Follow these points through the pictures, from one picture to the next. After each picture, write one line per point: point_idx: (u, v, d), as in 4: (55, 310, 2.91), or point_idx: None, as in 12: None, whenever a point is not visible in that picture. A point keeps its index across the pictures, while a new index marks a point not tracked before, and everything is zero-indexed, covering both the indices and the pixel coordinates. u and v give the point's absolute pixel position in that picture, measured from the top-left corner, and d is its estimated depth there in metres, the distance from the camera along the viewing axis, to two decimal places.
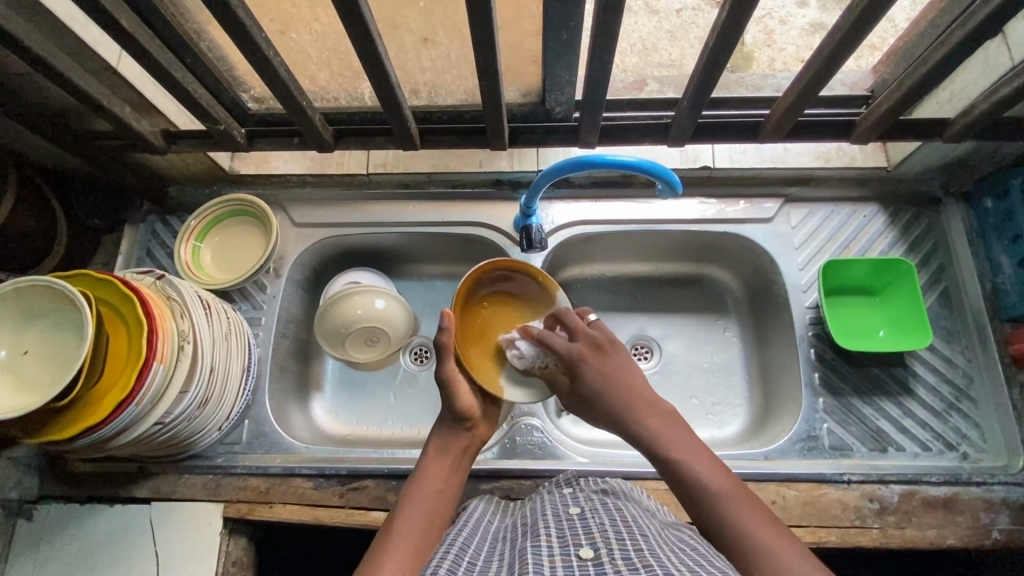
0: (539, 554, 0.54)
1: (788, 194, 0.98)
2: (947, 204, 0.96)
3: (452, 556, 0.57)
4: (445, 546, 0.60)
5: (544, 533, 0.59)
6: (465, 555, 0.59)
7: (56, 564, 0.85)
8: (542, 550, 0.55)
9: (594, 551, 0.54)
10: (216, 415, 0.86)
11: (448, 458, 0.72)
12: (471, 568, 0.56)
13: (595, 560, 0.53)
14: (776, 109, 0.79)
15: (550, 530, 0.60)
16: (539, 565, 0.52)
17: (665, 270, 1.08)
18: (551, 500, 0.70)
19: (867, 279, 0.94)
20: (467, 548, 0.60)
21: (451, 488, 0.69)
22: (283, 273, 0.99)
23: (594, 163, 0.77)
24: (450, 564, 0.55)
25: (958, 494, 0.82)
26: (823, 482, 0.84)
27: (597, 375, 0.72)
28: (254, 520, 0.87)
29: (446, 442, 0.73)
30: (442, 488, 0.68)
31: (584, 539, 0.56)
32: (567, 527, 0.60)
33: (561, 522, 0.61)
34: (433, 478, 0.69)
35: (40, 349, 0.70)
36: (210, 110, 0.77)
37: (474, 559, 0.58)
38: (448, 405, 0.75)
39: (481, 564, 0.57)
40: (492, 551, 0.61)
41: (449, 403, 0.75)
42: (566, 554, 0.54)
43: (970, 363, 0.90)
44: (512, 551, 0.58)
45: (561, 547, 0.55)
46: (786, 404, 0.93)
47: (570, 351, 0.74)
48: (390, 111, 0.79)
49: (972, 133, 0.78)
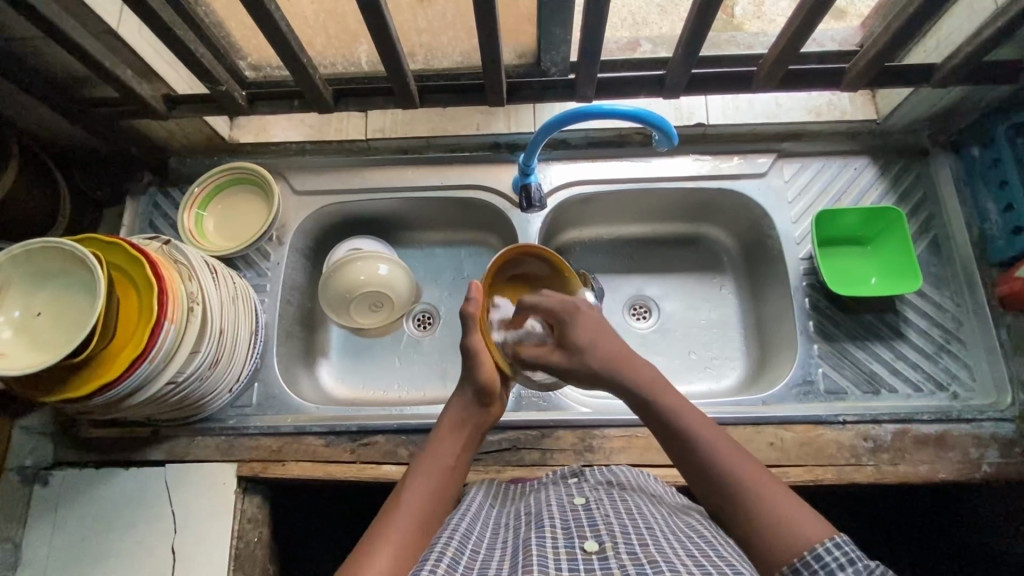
0: (544, 545, 0.55)
1: (780, 149, 1.00)
2: (934, 154, 0.99)
3: (456, 542, 0.58)
4: (447, 531, 0.60)
5: (548, 524, 0.59)
6: (469, 542, 0.59)
7: (76, 525, 0.87)
8: (546, 542, 0.56)
9: (599, 544, 0.55)
10: (227, 376, 0.87)
11: (461, 437, 0.73)
12: (475, 557, 0.57)
13: (600, 553, 0.54)
14: (767, 58, 0.81)
15: (555, 520, 0.60)
16: (542, 557, 0.53)
17: (661, 230, 1.10)
18: (556, 490, 0.70)
19: (858, 229, 0.97)
20: (471, 534, 0.61)
21: (461, 466, 0.71)
22: (285, 240, 1.01)
23: (589, 114, 0.79)
24: (455, 551, 0.56)
25: (949, 431, 0.85)
26: (819, 423, 0.87)
27: (585, 327, 0.78)
28: (268, 479, 0.89)
29: (464, 419, 0.75)
30: (453, 465, 0.70)
31: (589, 532, 0.57)
32: (573, 518, 0.60)
33: (565, 512, 0.62)
34: (446, 453, 0.71)
35: (53, 311, 0.71)
36: (212, 71, 0.78)
37: (477, 548, 0.59)
38: (470, 378, 0.77)
39: (485, 553, 0.58)
40: (495, 540, 0.61)
41: (472, 377, 0.76)
42: (571, 547, 0.55)
43: (960, 308, 0.92)
44: (515, 541, 0.59)
45: (566, 540, 0.56)
46: (781, 353, 0.96)
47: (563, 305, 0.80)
48: (391, 70, 0.80)
49: (958, 78, 0.80)
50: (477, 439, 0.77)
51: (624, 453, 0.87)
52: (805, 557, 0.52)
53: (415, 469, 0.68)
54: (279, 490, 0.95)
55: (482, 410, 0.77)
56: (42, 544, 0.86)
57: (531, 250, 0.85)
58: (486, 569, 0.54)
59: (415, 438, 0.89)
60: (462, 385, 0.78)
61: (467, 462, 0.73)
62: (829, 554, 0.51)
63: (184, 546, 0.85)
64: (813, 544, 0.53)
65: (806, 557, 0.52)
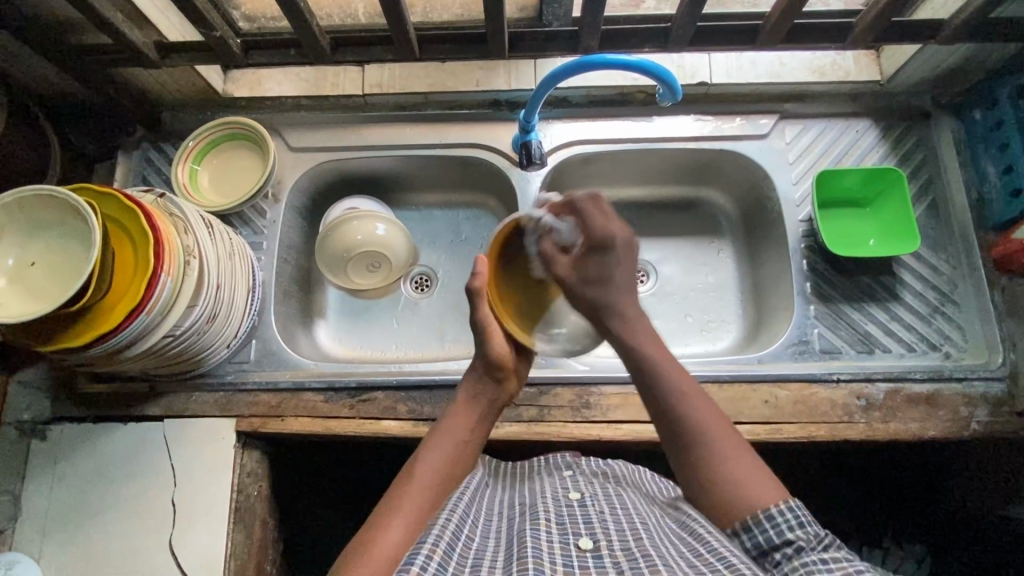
0: (539, 537, 0.55)
1: (783, 110, 0.99)
2: (937, 116, 0.98)
3: (453, 526, 0.58)
4: (446, 513, 0.60)
5: (543, 517, 0.60)
6: (464, 526, 0.60)
7: (75, 479, 0.87)
8: (541, 533, 0.56)
9: (594, 542, 0.55)
10: (225, 331, 0.87)
11: (477, 411, 0.72)
12: (469, 544, 0.57)
13: (594, 551, 0.53)
14: (774, 10, 0.79)
15: (550, 514, 0.60)
16: (538, 549, 0.53)
17: (662, 194, 1.09)
18: (551, 482, 0.71)
19: (857, 191, 0.97)
20: (467, 518, 0.61)
21: (475, 441, 0.70)
22: (282, 198, 0.99)
23: (593, 65, 0.78)
24: (450, 536, 0.56)
25: (940, 390, 0.87)
26: (813, 382, 0.88)
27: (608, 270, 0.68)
28: (267, 434, 0.90)
29: (476, 393, 0.73)
30: (468, 440, 0.70)
31: (583, 529, 0.57)
32: (567, 514, 0.61)
33: (561, 507, 0.62)
34: (459, 428, 0.70)
35: (48, 260, 0.70)
36: (205, 15, 0.76)
37: (471, 535, 0.59)
38: (482, 353, 0.74)
39: (478, 543, 0.58)
40: (489, 530, 0.62)
41: (483, 353, 0.73)
42: (566, 542, 0.55)
43: (955, 270, 0.93)
44: (510, 533, 0.59)
45: (561, 535, 0.56)
46: (778, 314, 0.97)
47: (606, 231, 0.68)
48: (390, 16, 0.77)
49: (965, 34, 0.79)
50: (494, 414, 0.74)
51: (621, 409, 0.88)
52: (758, 517, 0.56)
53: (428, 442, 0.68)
54: (278, 446, 0.96)
55: (494, 384, 0.74)
56: (42, 497, 0.87)
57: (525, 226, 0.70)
58: (480, 560, 0.55)
59: (414, 394, 0.89)
60: (474, 361, 0.75)
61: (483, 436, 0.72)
62: (781, 514, 0.56)
63: (185, 500, 0.86)
64: (768, 505, 0.57)
65: (761, 516, 0.56)
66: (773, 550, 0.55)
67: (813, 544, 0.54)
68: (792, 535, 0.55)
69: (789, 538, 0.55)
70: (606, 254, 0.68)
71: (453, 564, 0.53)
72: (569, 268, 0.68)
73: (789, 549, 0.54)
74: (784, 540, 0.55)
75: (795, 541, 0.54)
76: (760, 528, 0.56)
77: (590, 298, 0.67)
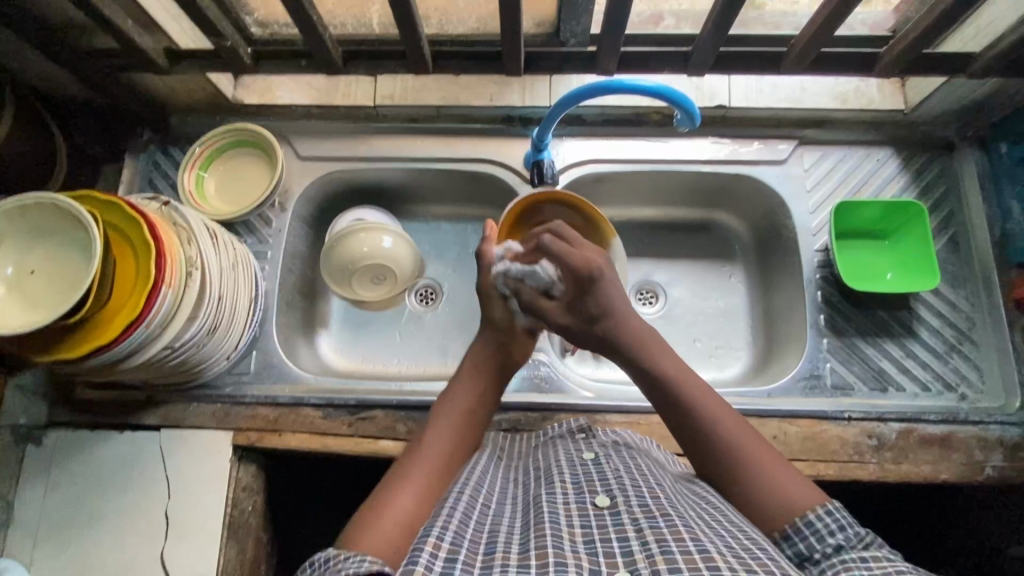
0: (554, 500, 0.54)
1: (801, 136, 0.97)
2: (961, 149, 0.95)
3: (467, 497, 0.56)
4: (461, 486, 0.58)
5: (558, 479, 0.58)
6: (479, 497, 0.58)
7: (69, 485, 0.86)
8: (556, 496, 0.55)
9: (610, 499, 0.54)
10: (224, 344, 0.86)
11: (483, 380, 0.71)
12: (484, 511, 0.56)
13: (611, 509, 0.53)
14: (800, 37, 0.77)
15: (565, 475, 0.59)
16: (554, 515, 0.52)
17: (674, 215, 1.07)
18: (565, 444, 0.69)
19: (877, 222, 0.94)
20: (482, 487, 0.60)
21: (483, 407, 0.70)
22: (288, 208, 0.98)
23: (608, 89, 0.76)
24: (466, 507, 0.54)
25: (954, 432, 0.84)
26: (824, 419, 0.85)
27: (597, 297, 0.72)
28: (264, 448, 0.88)
29: (479, 361, 0.74)
30: (475, 407, 0.69)
31: (599, 487, 0.56)
32: (582, 472, 0.59)
33: (574, 466, 0.61)
34: (467, 395, 0.70)
35: (48, 269, 0.69)
36: (217, 25, 0.75)
37: (488, 504, 0.57)
38: (488, 320, 0.78)
39: (495, 508, 0.57)
40: (504, 494, 0.60)
41: (490, 319, 0.78)
42: (582, 502, 0.54)
43: (974, 308, 0.90)
44: (525, 497, 0.58)
45: (577, 496, 0.55)
46: (790, 345, 0.94)
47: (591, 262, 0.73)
48: (404, 30, 0.75)
49: (996, 69, 0.77)
50: (500, 381, 0.74)
51: None
52: (795, 524, 0.54)
53: (439, 409, 0.68)
54: (274, 460, 0.94)
55: (499, 348, 0.76)
56: (35, 503, 0.86)
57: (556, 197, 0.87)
58: (497, 527, 0.53)
59: (414, 414, 0.88)
60: (480, 331, 0.78)
61: (491, 402, 0.71)
62: (821, 521, 0.53)
63: (179, 511, 0.84)
64: (808, 512, 0.54)
65: (798, 523, 0.54)
66: (813, 557, 0.52)
67: (853, 544, 0.51)
68: (834, 541, 0.52)
69: (831, 543, 0.52)
70: (588, 282, 0.72)
71: (470, 534, 0.51)
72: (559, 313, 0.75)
73: (830, 552, 0.51)
74: (825, 546, 0.52)
75: (836, 545, 0.52)
76: (800, 535, 0.53)
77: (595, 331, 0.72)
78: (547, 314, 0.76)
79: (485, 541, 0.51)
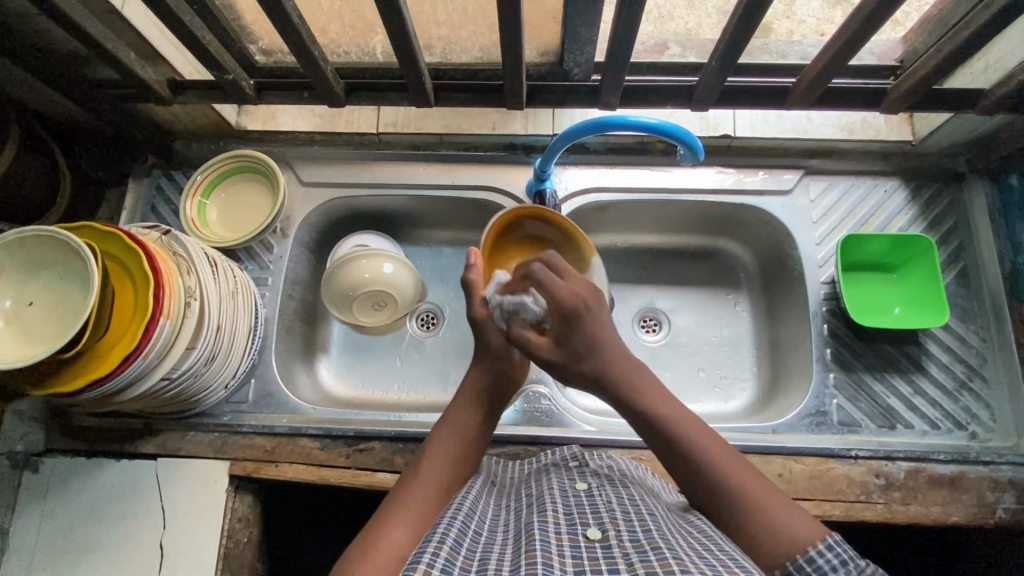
0: (545, 530, 0.52)
1: (807, 166, 0.96)
2: (970, 181, 0.94)
3: (458, 523, 0.54)
4: (450, 511, 0.56)
5: (550, 509, 0.57)
6: (471, 523, 0.55)
7: (63, 514, 0.85)
8: (548, 526, 0.53)
9: (602, 532, 0.52)
10: (222, 374, 0.85)
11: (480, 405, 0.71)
12: (477, 539, 0.54)
13: (603, 541, 0.51)
14: (805, 74, 0.76)
15: (556, 506, 0.58)
16: (545, 542, 0.50)
17: (678, 242, 1.06)
18: (557, 474, 0.68)
19: (885, 254, 0.93)
20: (474, 513, 0.57)
21: (481, 431, 0.69)
22: (290, 233, 0.98)
23: (611, 124, 0.76)
24: (458, 532, 0.52)
25: (964, 473, 0.82)
26: (830, 457, 0.84)
27: (591, 325, 0.69)
28: (260, 479, 0.88)
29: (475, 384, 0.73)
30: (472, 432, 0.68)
31: (591, 519, 0.54)
32: (574, 504, 0.58)
33: (567, 498, 0.59)
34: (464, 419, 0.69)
35: (44, 301, 0.69)
36: (218, 59, 0.75)
37: (479, 527, 0.56)
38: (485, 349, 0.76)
39: (487, 535, 0.55)
40: (496, 522, 0.58)
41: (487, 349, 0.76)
42: (573, 532, 0.52)
43: (984, 344, 0.89)
44: (517, 524, 0.56)
45: (569, 526, 0.53)
46: (795, 378, 0.93)
47: (574, 295, 0.71)
48: (405, 65, 0.75)
49: (1005, 107, 0.76)
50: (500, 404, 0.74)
51: None
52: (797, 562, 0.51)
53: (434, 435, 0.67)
54: (271, 488, 0.93)
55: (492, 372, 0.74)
56: (29, 533, 0.85)
57: (535, 212, 0.85)
58: (489, 554, 0.51)
59: (412, 447, 0.87)
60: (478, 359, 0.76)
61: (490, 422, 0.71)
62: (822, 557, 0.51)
63: (173, 543, 0.83)
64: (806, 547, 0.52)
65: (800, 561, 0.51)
66: None
67: None
68: None
69: None
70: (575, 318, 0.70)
71: (461, 559, 0.49)
72: (544, 344, 0.72)
73: None
74: None
75: None
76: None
77: (586, 370, 0.67)
78: (534, 347, 0.72)
79: (476, 568, 0.49)
